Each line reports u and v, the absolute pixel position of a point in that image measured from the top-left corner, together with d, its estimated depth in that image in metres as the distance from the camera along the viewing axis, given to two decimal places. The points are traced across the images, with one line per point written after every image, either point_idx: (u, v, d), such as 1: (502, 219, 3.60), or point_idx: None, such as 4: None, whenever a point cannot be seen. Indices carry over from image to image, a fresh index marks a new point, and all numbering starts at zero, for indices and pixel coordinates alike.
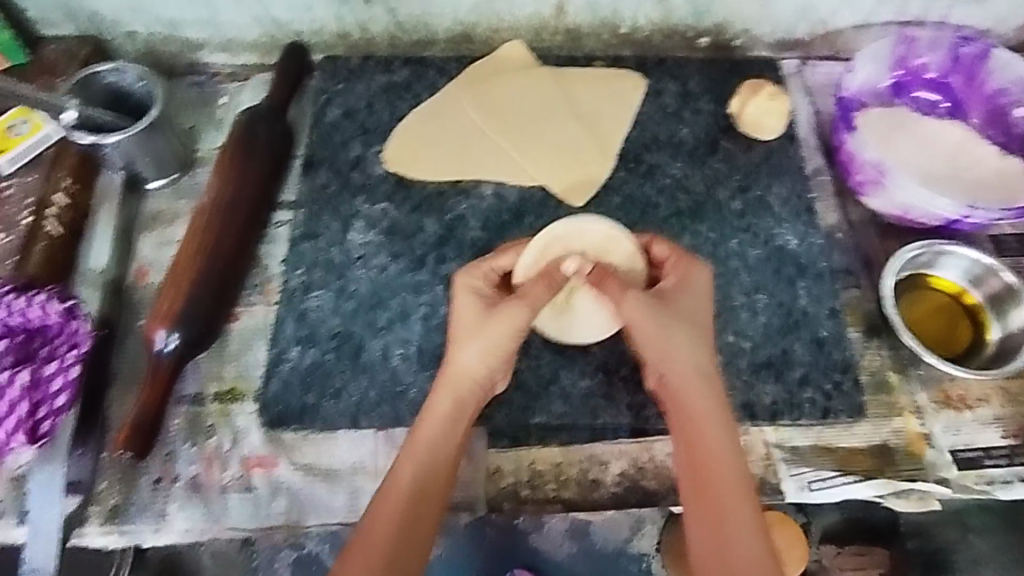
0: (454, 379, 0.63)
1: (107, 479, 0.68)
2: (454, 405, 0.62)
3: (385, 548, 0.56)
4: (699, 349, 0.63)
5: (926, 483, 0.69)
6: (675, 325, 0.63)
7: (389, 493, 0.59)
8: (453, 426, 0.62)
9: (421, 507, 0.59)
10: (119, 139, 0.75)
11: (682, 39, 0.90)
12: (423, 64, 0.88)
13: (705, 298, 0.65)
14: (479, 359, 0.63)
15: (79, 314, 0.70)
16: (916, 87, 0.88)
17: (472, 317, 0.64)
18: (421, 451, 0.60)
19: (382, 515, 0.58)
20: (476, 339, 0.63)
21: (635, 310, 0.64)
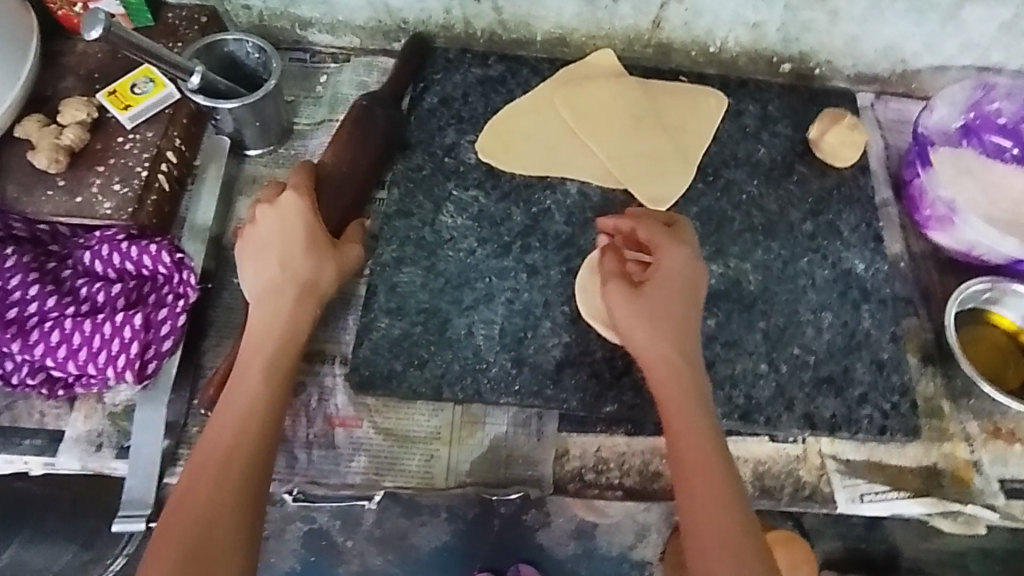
0: (276, 283, 0.66)
1: (199, 423, 0.72)
2: (277, 310, 0.65)
3: (224, 455, 0.58)
4: (675, 336, 0.64)
5: (974, 507, 0.72)
6: (659, 309, 0.64)
7: (220, 408, 0.61)
8: (278, 331, 0.65)
9: (253, 413, 0.61)
10: (235, 105, 0.80)
11: (767, 64, 0.94)
12: (518, 62, 0.92)
13: (693, 282, 0.66)
14: (314, 262, 0.68)
15: (185, 265, 0.74)
16: (986, 132, 0.92)
17: (288, 224, 0.68)
18: (243, 363, 0.63)
19: (214, 427, 0.60)
20: (302, 241, 0.68)
21: (614, 299, 0.66)
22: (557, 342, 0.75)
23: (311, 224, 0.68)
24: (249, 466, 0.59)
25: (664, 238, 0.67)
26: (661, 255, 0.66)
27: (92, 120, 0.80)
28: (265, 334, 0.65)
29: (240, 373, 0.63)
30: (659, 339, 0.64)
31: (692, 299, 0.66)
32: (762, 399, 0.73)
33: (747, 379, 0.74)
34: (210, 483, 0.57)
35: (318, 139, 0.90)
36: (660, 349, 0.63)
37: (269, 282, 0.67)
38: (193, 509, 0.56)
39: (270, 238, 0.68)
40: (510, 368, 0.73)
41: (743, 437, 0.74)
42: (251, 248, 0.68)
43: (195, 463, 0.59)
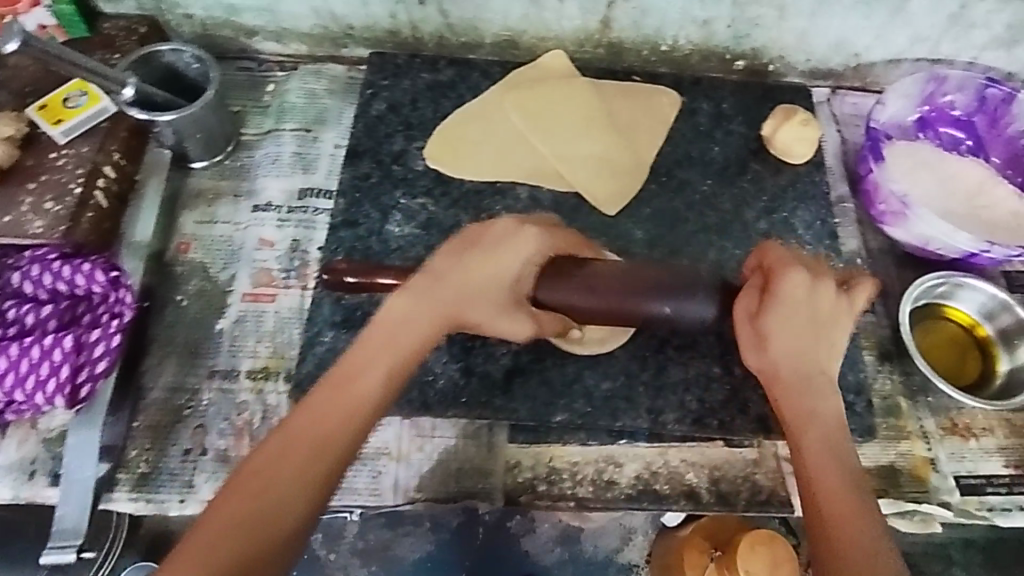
0: (438, 297, 0.60)
1: (139, 446, 0.71)
2: (425, 326, 0.59)
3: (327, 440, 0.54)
4: (806, 354, 0.62)
5: (929, 505, 0.71)
6: (787, 328, 0.62)
7: (336, 395, 0.55)
8: (415, 344, 0.58)
9: (361, 425, 0.55)
10: (172, 117, 0.78)
11: (719, 61, 0.93)
12: (468, 66, 0.91)
13: (827, 303, 0.63)
14: (495, 299, 0.61)
15: (122, 284, 0.73)
16: (941, 124, 0.91)
17: (506, 254, 0.60)
18: (369, 353, 0.57)
19: (321, 423, 0.54)
20: (495, 274, 0.60)
21: (745, 308, 0.63)
22: (505, 351, 0.73)
23: (517, 268, 0.61)
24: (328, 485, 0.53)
25: (826, 278, 0.63)
26: (818, 290, 0.63)
27: (23, 136, 0.79)
28: (405, 352, 0.58)
29: (363, 374, 0.57)
30: (793, 350, 0.62)
31: (819, 323, 0.63)
32: (715, 403, 0.72)
33: (700, 382, 0.72)
34: (293, 482, 0.52)
35: (265, 150, 0.88)
36: (788, 361, 0.62)
37: (430, 288, 0.60)
38: (262, 502, 0.51)
39: (468, 253, 0.61)
40: (458, 378, 0.71)
41: (698, 442, 0.73)
42: (448, 256, 0.61)
43: (286, 444, 0.53)
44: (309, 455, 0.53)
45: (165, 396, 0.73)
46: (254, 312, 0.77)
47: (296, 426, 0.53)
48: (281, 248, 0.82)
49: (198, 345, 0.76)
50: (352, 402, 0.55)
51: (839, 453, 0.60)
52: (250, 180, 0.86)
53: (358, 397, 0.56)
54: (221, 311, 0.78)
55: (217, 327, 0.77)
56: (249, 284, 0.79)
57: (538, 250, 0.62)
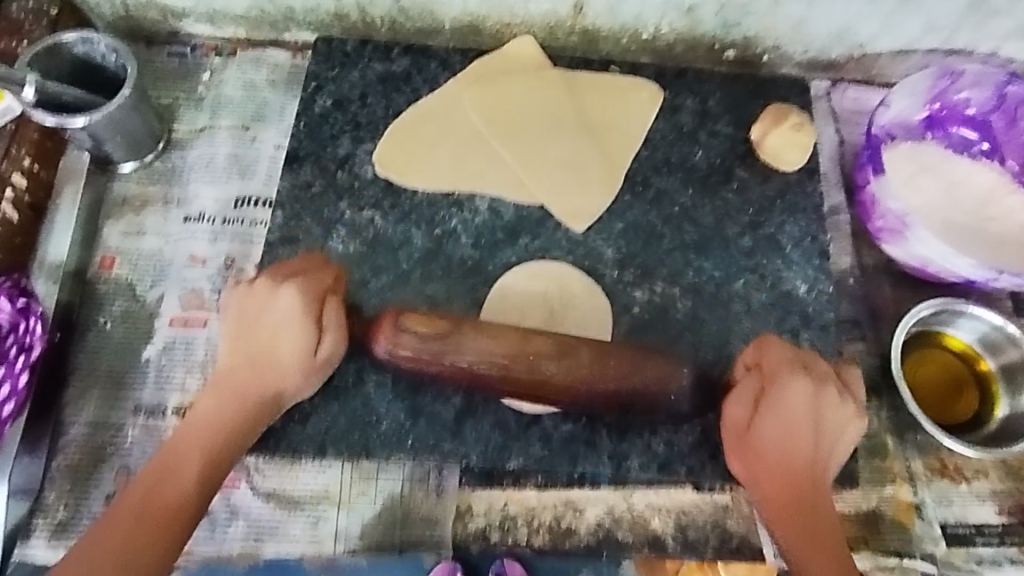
0: (237, 378, 0.62)
1: (57, 490, 0.66)
2: (227, 409, 0.61)
3: (143, 520, 0.56)
4: (795, 453, 0.62)
5: (911, 558, 0.67)
6: (778, 433, 0.61)
7: (161, 462, 0.59)
8: (228, 419, 0.61)
9: (188, 481, 0.58)
10: (82, 122, 0.69)
11: (707, 51, 0.83)
12: (425, 55, 0.80)
13: (829, 408, 0.62)
14: (283, 368, 0.62)
15: (32, 313, 0.66)
16: (953, 124, 0.81)
17: (270, 326, 0.62)
18: (190, 438, 0.60)
19: (144, 485, 0.57)
20: (281, 350, 0.62)
21: (737, 412, 0.62)
22: (457, 389, 0.67)
23: (297, 337, 0.61)
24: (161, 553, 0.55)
25: (817, 375, 0.63)
26: (809, 394, 0.62)
27: None
28: (216, 424, 0.60)
29: (180, 456, 0.59)
30: (784, 448, 0.61)
31: (823, 419, 0.62)
32: (684, 447, 0.66)
33: (668, 424, 0.67)
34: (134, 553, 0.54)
35: (197, 150, 0.79)
36: (775, 471, 0.61)
37: (228, 378, 0.62)
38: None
39: (242, 332, 0.63)
40: (403, 420, 0.65)
41: (665, 486, 0.68)
42: (224, 339, 0.63)
43: (102, 538, 0.55)
44: (119, 542, 0.55)
45: (87, 433, 0.68)
46: (183, 339, 0.71)
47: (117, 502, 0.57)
48: (214, 265, 0.75)
49: (122, 375, 0.70)
50: (177, 483, 0.58)
51: (819, 523, 0.60)
52: (180, 185, 0.78)
53: (179, 481, 0.58)
54: (148, 336, 0.71)
55: (144, 355, 0.71)
56: (179, 307, 0.72)
57: (305, 302, 0.62)
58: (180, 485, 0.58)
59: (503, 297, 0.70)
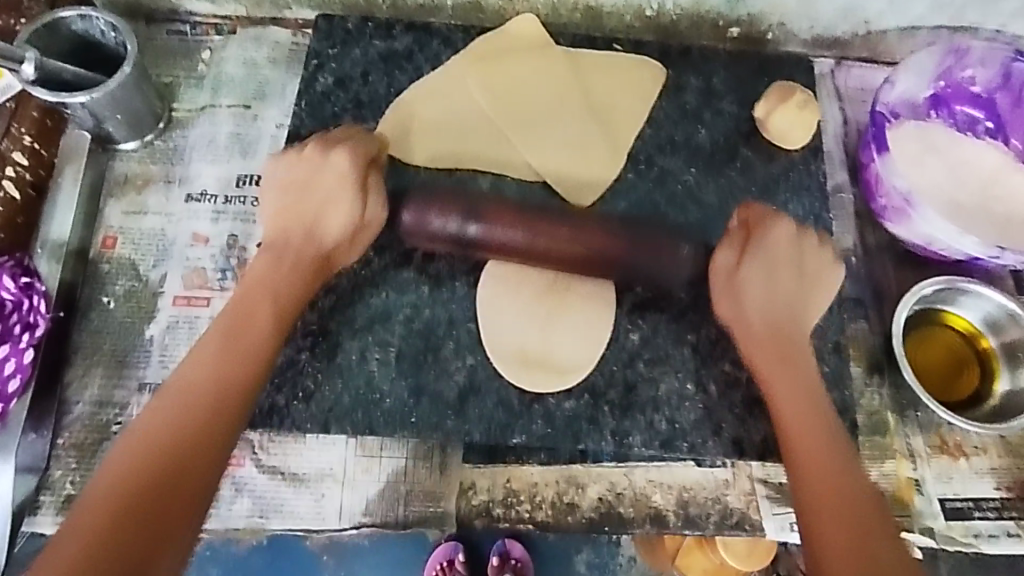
0: (287, 254, 0.65)
1: (63, 467, 0.66)
2: (283, 271, 0.64)
3: (195, 396, 0.56)
4: (778, 312, 0.65)
5: (910, 532, 0.68)
6: (766, 277, 0.66)
7: (217, 350, 0.59)
8: (268, 301, 0.62)
9: (252, 362, 0.59)
10: (84, 99, 0.68)
11: (711, 28, 0.82)
12: (427, 32, 0.79)
13: (810, 259, 0.67)
14: (330, 235, 0.65)
15: (35, 291, 0.67)
16: (958, 101, 0.80)
17: (318, 198, 0.66)
18: (241, 300, 0.62)
19: (217, 347, 0.59)
20: (329, 219, 0.65)
21: (724, 257, 0.66)
22: (460, 366, 0.67)
23: (348, 207, 0.65)
24: (224, 413, 0.56)
25: (806, 242, 0.67)
26: (808, 254, 0.67)
27: None
28: (273, 284, 0.63)
29: (241, 323, 0.61)
30: (766, 311, 0.65)
31: (806, 281, 0.67)
32: (686, 424, 0.66)
33: (671, 402, 0.67)
34: (196, 426, 0.55)
35: (199, 129, 0.79)
36: (764, 317, 0.65)
37: (278, 245, 0.65)
38: (168, 443, 0.53)
39: (295, 197, 0.66)
40: (407, 398, 0.66)
41: (668, 463, 0.68)
42: (274, 212, 0.66)
43: (171, 410, 0.55)
44: (177, 412, 0.55)
45: (90, 412, 0.68)
46: (186, 318, 0.71)
47: (165, 389, 0.57)
48: (216, 244, 0.74)
49: (126, 354, 0.70)
50: (229, 330, 0.60)
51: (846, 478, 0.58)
52: (182, 164, 0.78)
53: (241, 355, 0.59)
54: (151, 316, 0.71)
55: (147, 335, 0.71)
56: (181, 286, 0.73)
57: (351, 167, 0.66)
58: (241, 358, 0.59)
59: (506, 272, 0.70)
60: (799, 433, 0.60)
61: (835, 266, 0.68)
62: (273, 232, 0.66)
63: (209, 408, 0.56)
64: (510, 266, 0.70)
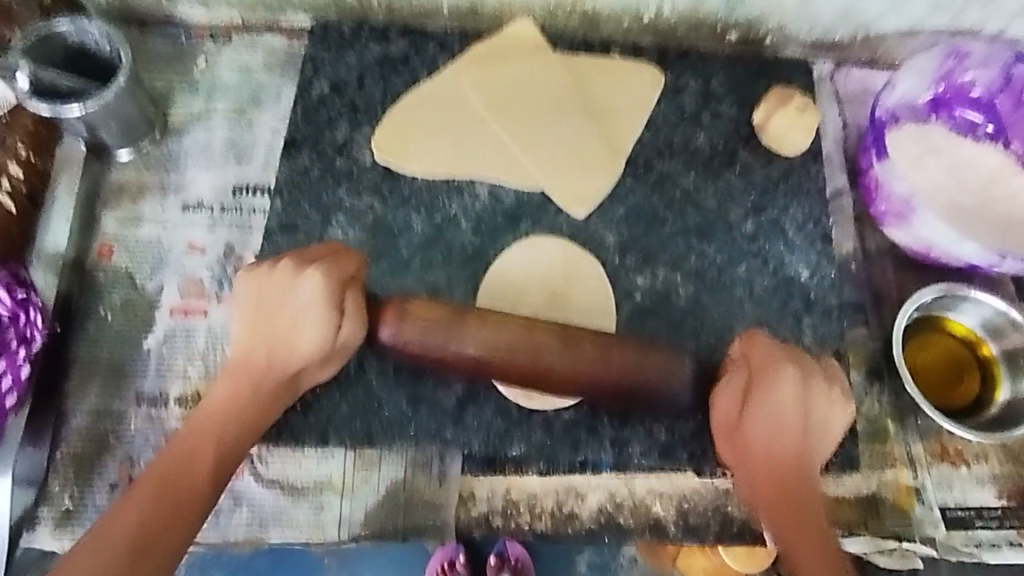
0: (242, 374, 0.62)
1: (62, 479, 0.66)
2: (244, 394, 0.61)
3: (139, 509, 0.54)
4: (783, 449, 0.62)
5: (911, 541, 0.68)
6: (770, 419, 0.62)
7: (164, 472, 0.56)
8: (230, 414, 0.60)
9: (201, 463, 0.58)
10: (78, 113, 0.68)
11: (710, 31, 0.82)
12: (423, 37, 0.78)
13: (819, 403, 0.63)
14: (299, 357, 0.62)
15: (32, 304, 0.66)
16: (959, 105, 0.80)
17: (293, 305, 0.61)
18: (206, 418, 0.60)
19: (171, 458, 0.57)
20: (300, 337, 0.61)
21: (726, 398, 0.63)
22: (459, 376, 0.67)
23: (317, 320, 0.61)
24: (186, 522, 0.55)
25: (808, 370, 0.63)
26: (789, 381, 0.62)
27: None
28: (236, 408, 0.61)
29: (200, 430, 0.59)
30: (769, 426, 0.62)
31: (815, 410, 0.63)
32: (685, 433, 0.67)
33: (670, 411, 0.67)
34: (149, 535, 0.53)
35: (194, 136, 0.78)
36: (770, 442, 0.62)
37: (242, 368, 0.62)
38: (109, 552, 0.52)
39: (262, 321, 0.63)
40: (406, 407, 0.66)
41: (668, 472, 0.68)
42: (241, 331, 0.63)
43: (128, 503, 0.54)
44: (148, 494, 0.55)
45: (89, 423, 0.68)
46: (184, 329, 0.71)
47: (149, 471, 0.57)
48: (212, 253, 0.74)
49: (123, 365, 0.70)
50: (183, 452, 0.58)
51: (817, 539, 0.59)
52: (177, 172, 0.77)
53: (202, 457, 0.58)
54: (148, 327, 0.71)
55: (144, 345, 0.71)
56: (178, 296, 0.72)
57: (330, 290, 0.61)
58: (205, 460, 0.58)
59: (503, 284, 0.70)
60: (786, 498, 0.61)
61: (840, 374, 0.66)
62: (233, 352, 0.63)
63: (159, 523, 0.54)
64: (508, 275, 0.70)
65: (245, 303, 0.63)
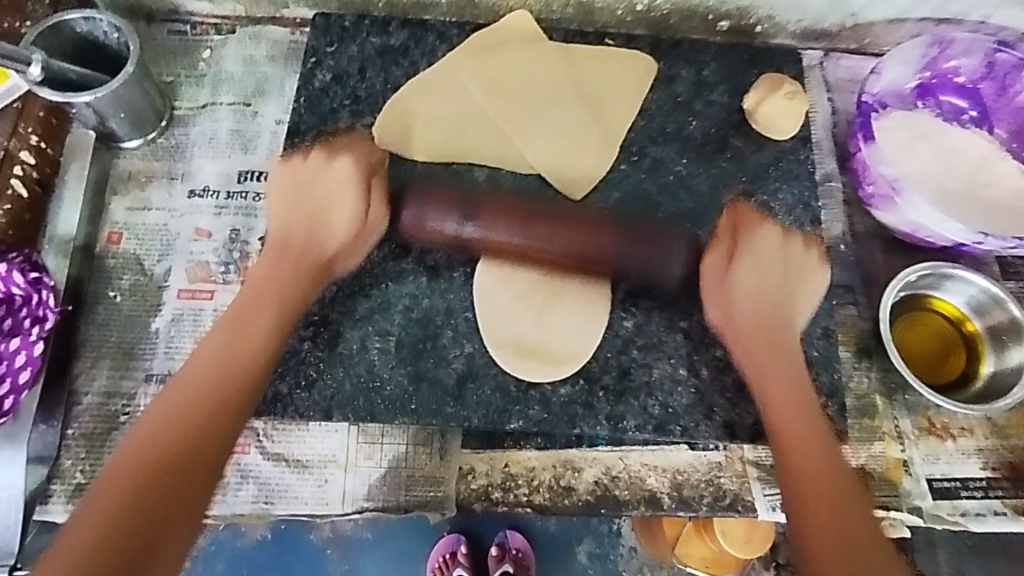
0: (289, 254, 0.69)
1: (73, 456, 0.68)
2: (286, 267, 0.68)
3: (199, 382, 0.60)
4: (768, 310, 0.69)
5: (898, 511, 0.70)
6: (753, 278, 0.70)
7: (215, 354, 0.62)
8: (272, 304, 0.66)
9: (249, 346, 0.63)
10: (89, 98, 0.70)
11: (701, 21, 0.84)
12: (422, 28, 0.81)
13: (796, 253, 0.73)
14: (332, 237, 0.70)
15: (44, 285, 0.68)
16: (943, 91, 0.82)
17: (328, 193, 0.71)
18: (249, 305, 0.66)
19: (218, 343, 0.63)
20: (334, 218, 0.70)
21: (711, 262, 0.71)
22: (458, 354, 0.69)
23: (350, 207, 0.70)
24: (236, 399, 0.60)
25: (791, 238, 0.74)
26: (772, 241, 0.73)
27: None
28: (278, 285, 0.67)
29: (244, 323, 0.65)
30: (754, 303, 0.69)
31: (791, 274, 0.72)
32: (679, 408, 0.68)
33: (664, 387, 0.69)
34: (208, 409, 0.59)
35: (200, 126, 0.80)
36: (752, 310, 0.69)
37: (283, 248, 0.70)
38: (177, 427, 0.57)
39: (300, 199, 0.72)
40: (407, 385, 0.67)
41: (662, 446, 0.70)
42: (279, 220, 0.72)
43: (181, 388, 0.60)
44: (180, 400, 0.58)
45: (99, 402, 0.70)
46: (191, 311, 0.73)
47: (195, 361, 0.62)
48: (218, 238, 0.76)
49: (132, 346, 0.72)
50: (222, 339, 0.63)
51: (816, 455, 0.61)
52: (184, 160, 0.79)
53: (244, 346, 0.63)
54: (156, 309, 0.73)
55: (153, 326, 0.73)
56: (185, 280, 0.74)
57: (354, 173, 0.72)
58: (246, 350, 0.63)
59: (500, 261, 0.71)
60: (787, 430, 0.62)
61: (818, 263, 0.73)
62: (275, 236, 0.71)
63: (221, 392, 0.60)
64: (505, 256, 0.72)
65: (285, 197, 0.72)
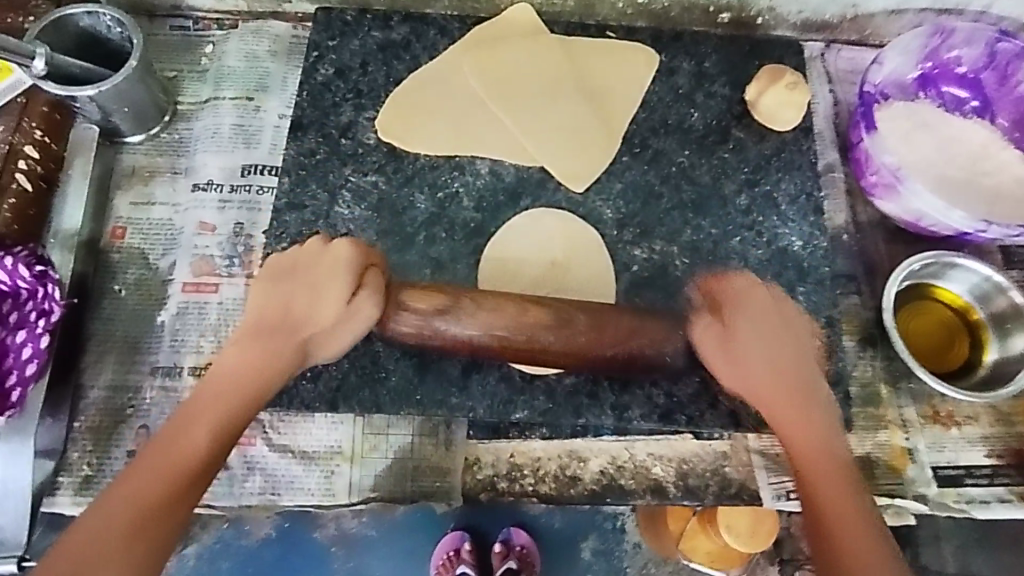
0: (259, 342, 0.61)
1: (81, 448, 0.69)
2: (256, 352, 0.61)
3: (142, 484, 0.53)
4: (779, 371, 0.63)
5: (903, 498, 0.70)
6: (758, 333, 0.64)
7: (162, 447, 0.55)
8: (235, 393, 0.59)
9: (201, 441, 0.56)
10: (92, 93, 0.70)
11: (702, 13, 0.84)
12: (424, 22, 0.81)
13: (803, 331, 0.66)
14: (314, 323, 0.62)
15: (49, 278, 0.68)
16: (945, 82, 0.82)
17: (311, 278, 0.63)
18: (210, 394, 0.59)
19: (168, 431, 0.56)
20: (318, 309, 0.62)
21: (705, 329, 0.65)
22: None
23: (339, 293, 0.62)
24: (185, 497, 0.54)
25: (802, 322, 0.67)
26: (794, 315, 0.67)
27: None
28: (240, 378, 0.60)
29: (198, 414, 0.57)
30: (767, 363, 0.64)
31: (791, 329, 0.66)
32: (684, 397, 0.68)
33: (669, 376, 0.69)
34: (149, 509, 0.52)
35: (203, 121, 0.81)
36: (766, 371, 0.63)
37: (258, 334, 0.62)
38: (102, 539, 0.50)
39: (284, 281, 0.64)
40: (411, 376, 0.68)
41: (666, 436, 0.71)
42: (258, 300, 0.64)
43: (127, 483, 0.53)
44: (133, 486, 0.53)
45: (105, 396, 0.70)
46: (196, 304, 0.73)
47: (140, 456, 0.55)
48: (222, 232, 0.76)
49: (138, 340, 0.72)
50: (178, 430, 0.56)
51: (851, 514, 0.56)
52: (187, 155, 0.79)
53: (195, 443, 0.56)
54: (162, 303, 0.73)
55: (159, 320, 0.73)
56: (190, 273, 0.75)
57: (352, 258, 0.64)
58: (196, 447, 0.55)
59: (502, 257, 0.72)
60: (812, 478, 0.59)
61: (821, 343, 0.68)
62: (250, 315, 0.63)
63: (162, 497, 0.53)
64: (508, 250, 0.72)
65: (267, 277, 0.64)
